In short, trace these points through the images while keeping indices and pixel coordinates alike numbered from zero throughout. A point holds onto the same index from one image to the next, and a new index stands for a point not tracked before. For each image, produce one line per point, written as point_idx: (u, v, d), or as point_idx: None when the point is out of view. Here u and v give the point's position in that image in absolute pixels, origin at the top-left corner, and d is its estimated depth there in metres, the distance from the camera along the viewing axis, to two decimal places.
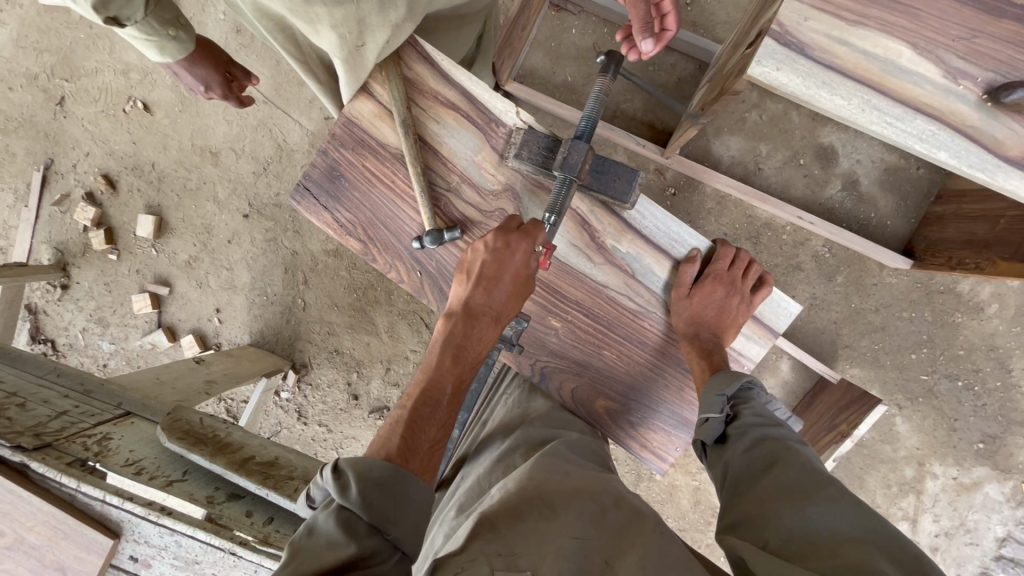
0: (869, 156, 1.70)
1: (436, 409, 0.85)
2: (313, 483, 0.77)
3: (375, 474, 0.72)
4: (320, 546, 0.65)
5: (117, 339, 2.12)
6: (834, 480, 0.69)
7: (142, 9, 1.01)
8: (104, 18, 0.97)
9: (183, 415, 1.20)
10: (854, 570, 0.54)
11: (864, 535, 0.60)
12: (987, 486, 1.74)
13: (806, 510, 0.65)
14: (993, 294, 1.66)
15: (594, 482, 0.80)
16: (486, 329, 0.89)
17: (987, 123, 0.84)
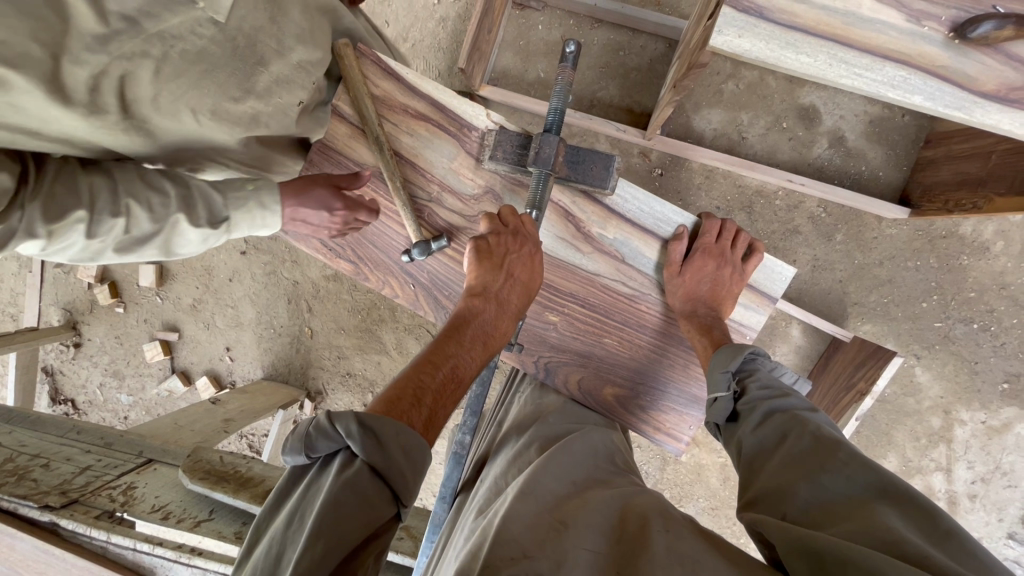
0: (853, 110, 1.69)
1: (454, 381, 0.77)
2: (316, 430, 0.66)
3: (405, 440, 0.66)
4: (345, 512, 0.60)
5: (134, 390, 2.16)
6: (843, 443, 0.68)
7: (215, 194, 0.97)
8: (207, 227, 0.97)
9: (203, 455, 1.22)
10: (869, 536, 0.54)
11: (874, 497, 0.60)
12: (1017, 426, 1.71)
13: (817, 479, 0.64)
14: (997, 232, 1.64)
15: (601, 488, 0.79)
16: (507, 311, 0.86)
17: (956, 60, 0.83)
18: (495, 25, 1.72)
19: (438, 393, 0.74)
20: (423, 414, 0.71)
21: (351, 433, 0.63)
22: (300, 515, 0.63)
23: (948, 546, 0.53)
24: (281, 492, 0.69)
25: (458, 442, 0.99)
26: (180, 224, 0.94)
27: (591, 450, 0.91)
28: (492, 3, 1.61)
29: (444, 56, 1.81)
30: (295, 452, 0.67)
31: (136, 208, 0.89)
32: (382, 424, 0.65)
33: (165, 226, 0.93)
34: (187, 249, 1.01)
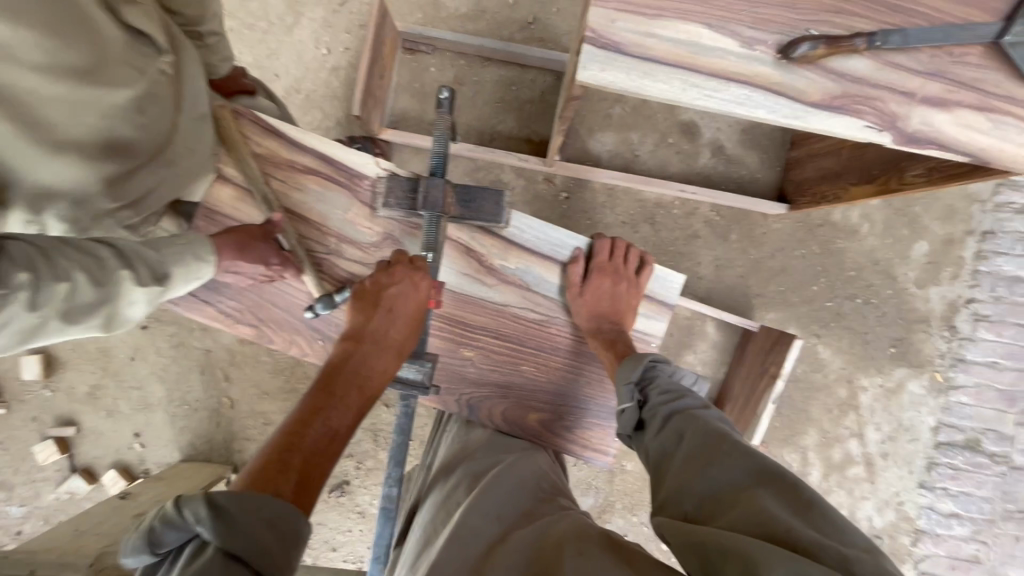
0: (726, 122, 1.86)
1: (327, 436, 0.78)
2: (163, 522, 0.63)
3: (265, 512, 0.65)
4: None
5: (26, 500, 1.90)
6: (730, 435, 0.73)
7: (149, 249, 0.84)
8: (150, 284, 0.83)
9: (108, 562, 1.10)
10: (751, 523, 0.58)
11: (755, 481, 0.65)
12: (909, 385, 1.90)
13: (708, 473, 0.68)
14: (861, 215, 1.85)
15: (524, 522, 0.80)
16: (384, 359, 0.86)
17: (786, 77, 0.95)
18: (387, 71, 1.75)
19: (309, 455, 0.75)
20: (291, 483, 0.71)
21: (200, 518, 0.61)
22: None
23: (812, 514, 0.58)
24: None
25: (385, 497, 0.94)
26: (125, 287, 0.80)
27: (518, 480, 0.90)
28: (380, 51, 1.64)
29: (340, 104, 1.82)
30: (143, 551, 0.63)
31: (79, 274, 0.75)
32: (234, 501, 0.63)
33: (105, 294, 0.78)
34: (132, 318, 0.86)
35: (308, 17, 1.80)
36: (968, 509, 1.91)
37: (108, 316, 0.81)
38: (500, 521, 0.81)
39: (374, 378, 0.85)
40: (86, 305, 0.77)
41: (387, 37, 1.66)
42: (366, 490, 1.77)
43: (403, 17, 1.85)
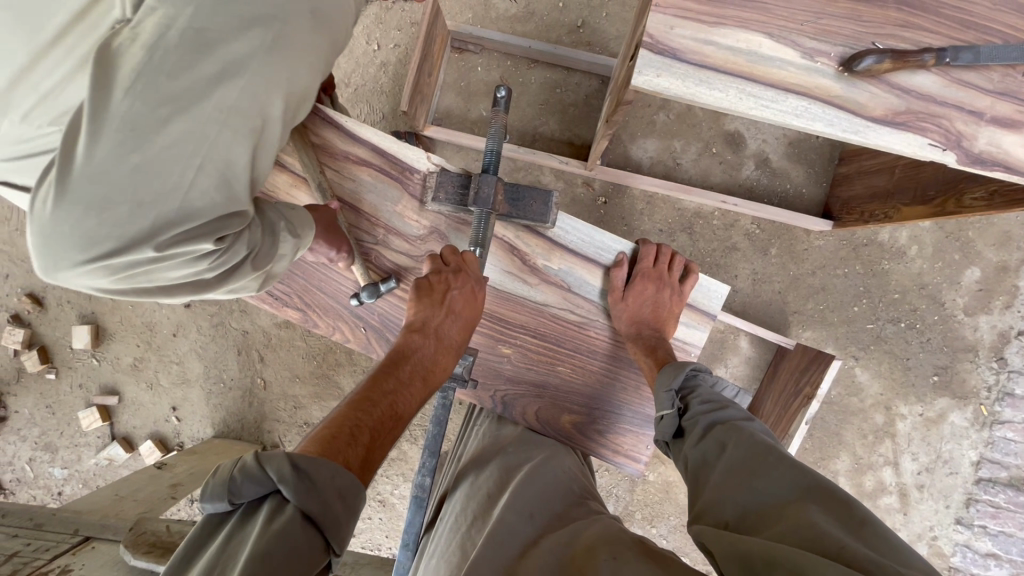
0: (773, 134, 1.82)
1: (387, 415, 0.79)
2: (244, 472, 0.63)
3: (340, 483, 0.66)
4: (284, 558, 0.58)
5: (69, 463, 2.00)
6: (776, 448, 0.72)
7: (290, 212, 0.92)
8: (298, 240, 0.91)
9: (146, 527, 1.16)
10: (800, 536, 0.57)
11: (803, 496, 0.63)
12: (951, 415, 1.83)
13: (754, 485, 0.67)
14: (910, 237, 1.79)
15: (555, 527, 0.81)
16: (441, 349, 0.88)
17: (848, 90, 0.93)
18: (436, 68, 1.78)
19: (375, 432, 0.76)
20: (358, 453, 0.72)
21: (283, 477, 0.62)
22: (226, 565, 0.58)
23: (866, 535, 0.56)
24: (190, 548, 0.63)
25: (418, 485, 0.96)
26: (283, 243, 0.90)
27: (549, 480, 0.91)
28: (430, 48, 1.67)
29: (387, 99, 1.85)
30: (216, 499, 0.63)
31: (255, 232, 0.85)
32: (315, 467, 0.64)
33: (271, 250, 0.89)
34: (278, 274, 0.96)
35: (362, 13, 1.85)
36: (1006, 550, 1.83)
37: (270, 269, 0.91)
38: (533, 520, 0.83)
39: (436, 371, 0.87)
40: (264, 251, 0.88)
41: (438, 35, 1.69)
42: (388, 479, 1.80)
43: (453, 17, 1.87)
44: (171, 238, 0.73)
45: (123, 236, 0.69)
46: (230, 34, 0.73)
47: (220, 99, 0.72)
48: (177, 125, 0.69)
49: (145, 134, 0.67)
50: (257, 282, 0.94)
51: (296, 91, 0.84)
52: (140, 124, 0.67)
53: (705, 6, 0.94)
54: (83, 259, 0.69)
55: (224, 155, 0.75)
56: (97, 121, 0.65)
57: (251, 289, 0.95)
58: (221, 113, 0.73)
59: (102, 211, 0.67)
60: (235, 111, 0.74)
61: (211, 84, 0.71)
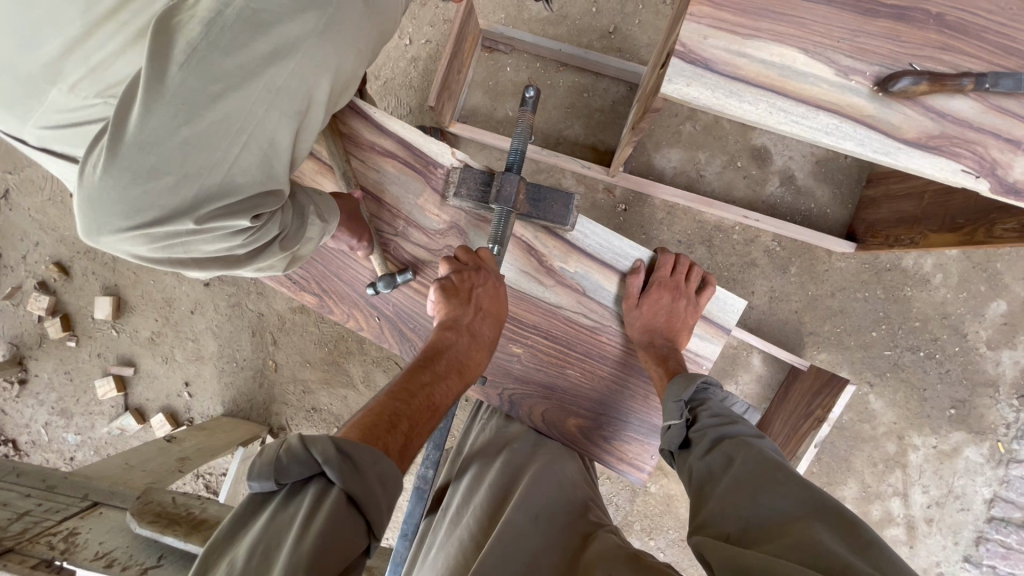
0: (800, 152, 1.80)
1: (425, 407, 0.81)
2: (290, 455, 0.64)
3: (382, 470, 0.67)
4: (332, 539, 0.59)
5: (82, 429, 2.05)
6: (784, 465, 0.71)
7: (320, 199, 0.94)
8: (326, 226, 0.93)
9: (154, 497, 1.17)
10: (801, 551, 0.56)
11: (808, 513, 0.62)
12: (966, 450, 1.79)
13: (759, 500, 0.67)
14: (935, 264, 1.75)
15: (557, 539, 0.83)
16: (474, 346, 0.90)
17: (881, 111, 0.91)
18: (465, 66, 1.80)
19: (412, 423, 0.77)
20: (398, 442, 0.73)
21: (329, 458, 0.64)
22: (272, 549, 0.59)
23: (871, 558, 0.55)
24: (233, 526, 0.64)
25: (421, 476, 0.97)
26: (311, 228, 0.92)
27: (552, 489, 0.91)
28: (462, 46, 1.68)
29: (414, 94, 1.87)
30: (262, 479, 0.64)
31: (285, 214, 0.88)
32: (357, 451, 0.66)
33: (299, 234, 0.91)
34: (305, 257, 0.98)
35: None
36: None
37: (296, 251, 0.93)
38: (537, 526, 0.84)
39: (471, 365, 0.89)
40: (294, 231, 0.90)
41: (469, 33, 1.70)
42: None
43: (485, 16, 1.89)
44: (210, 213, 0.76)
45: (165, 206, 0.72)
46: (287, 14, 0.74)
47: (270, 79, 0.74)
48: (230, 100, 0.71)
49: (198, 108, 0.69)
50: (284, 263, 0.96)
51: (340, 73, 0.86)
52: (194, 98, 0.68)
53: (741, 18, 0.93)
54: (126, 227, 0.72)
55: (268, 134, 0.78)
56: (153, 92, 0.67)
57: (277, 270, 0.97)
58: (271, 92, 0.75)
59: (147, 182, 0.69)
60: (283, 91, 0.77)
61: (264, 62, 0.73)
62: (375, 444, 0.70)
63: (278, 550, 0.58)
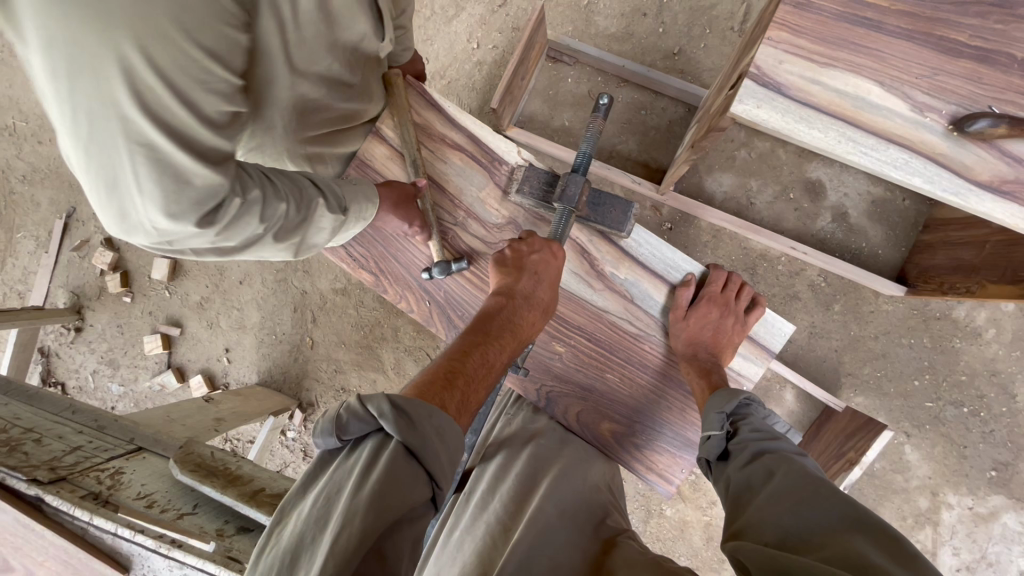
0: (856, 189, 1.77)
1: (479, 369, 0.85)
2: (350, 411, 0.71)
3: (438, 423, 0.72)
4: (389, 484, 0.64)
5: (126, 381, 2.15)
6: (827, 481, 0.71)
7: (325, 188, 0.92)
8: (330, 213, 0.92)
9: (195, 448, 1.23)
10: (845, 562, 0.57)
11: (852, 527, 0.62)
12: (1004, 516, 1.71)
13: (801, 511, 0.67)
14: (989, 319, 1.68)
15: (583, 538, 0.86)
16: (524, 324, 0.92)
17: (955, 150, 0.91)
18: (529, 73, 1.84)
19: (468, 380, 0.83)
20: (454, 401, 0.78)
21: (384, 413, 0.69)
22: (334, 495, 0.66)
23: (917, 567, 0.55)
24: (311, 473, 0.73)
25: None
26: (318, 213, 0.91)
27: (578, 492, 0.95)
28: (529, 54, 1.73)
29: (476, 96, 1.93)
30: (327, 435, 0.72)
31: (281, 205, 0.85)
32: (412, 406, 0.71)
33: (298, 226, 0.89)
34: (311, 246, 0.96)
35: (468, 12, 1.93)
36: None
37: (300, 238, 0.92)
38: (566, 524, 0.87)
39: (524, 326, 0.92)
40: (292, 220, 0.88)
41: (537, 42, 1.75)
42: None
43: (553, 28, 1.94)
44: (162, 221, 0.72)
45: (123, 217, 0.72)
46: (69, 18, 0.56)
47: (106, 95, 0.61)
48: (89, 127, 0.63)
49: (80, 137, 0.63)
50: (291, 250, 0.95)
51: (194, 53, 0.64)
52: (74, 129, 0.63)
53: (819, 46, 0.94)
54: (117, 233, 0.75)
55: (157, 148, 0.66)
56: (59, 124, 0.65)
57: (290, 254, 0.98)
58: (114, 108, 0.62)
59: (98, 200, 0.70)
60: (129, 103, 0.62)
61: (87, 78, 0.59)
62: (431, 401, 0.75)
63: (338, 496, 0.65)
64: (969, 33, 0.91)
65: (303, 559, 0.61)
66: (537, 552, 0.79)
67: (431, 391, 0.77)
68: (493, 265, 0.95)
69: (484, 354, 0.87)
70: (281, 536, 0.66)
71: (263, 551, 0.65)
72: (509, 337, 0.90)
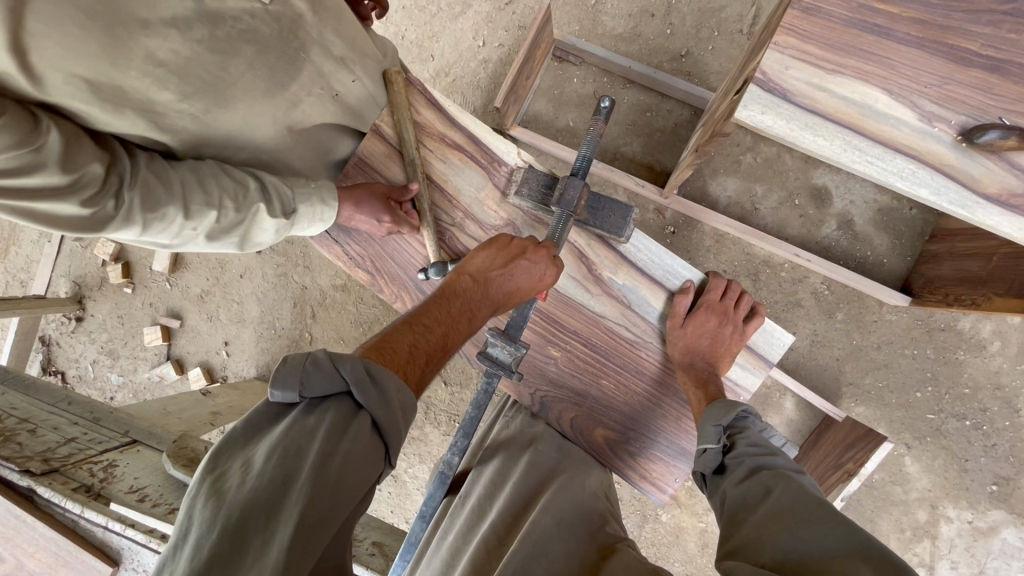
0: (863, 197, 1.74)
1: (444, 343, 0.84)
2: (315, 366, 0.68)
3: (407, 400, 0.72)
4: (355, 455, 0.65)
5: (125, 371, 2.16)
6: (826, 501, 0.69)
7: (283, 187, 0.99)
8: (271, 217, 0.97)
9: (188, 443, 1.24)
10: None
11: (849, 549, 0.61)
12: (1004, 531, 1.69)
13: (797, 532, 0.66)
14: (995, 331, 1.66)
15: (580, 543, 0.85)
16: (494, 304, 0.91)
17: (963, 162, 0.89)
18: (534, 72, 1.82)
19: (431, 355, 0.82)
20: (416, 374, 0.78)
21: (358, 379, 0.69)
22: (291, 453, 0.63)
23: None
24: (247, 427, 0.67)
25: (446, 462, 1.02)
26: (259, 216, 0.97)
27: (575, 499, 0.93)
28: (534, 53, 1.71)
29: (481, 94, 1.92)
30: (287, 388, 0.68)
31: (209, 210, 0.92)
32: (383, 376, 0.71)
33: (233, 227, 0.96)
34: (259, 242, 1.02)
35: (475, 9, 1.91)
36: None
37: (243, 235, 0.99)
38: (563, 531, 0.86)
39: (480, 317, 0.90)
40: (226, 223, 0.95)
41: (543, 41, 1.73)
42: (407, 458, 1.90)
43: (560, 28, 1.92)
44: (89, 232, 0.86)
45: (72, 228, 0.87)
46: None
47: None
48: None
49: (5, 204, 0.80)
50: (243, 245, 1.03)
51: None
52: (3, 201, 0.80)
53: (827, 52, 0.92)
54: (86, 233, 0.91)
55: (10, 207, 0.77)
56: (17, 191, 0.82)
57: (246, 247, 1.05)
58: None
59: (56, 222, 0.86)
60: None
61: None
62: (397, 371, 0.75)
63: (301, 460, 0.62)
64: (981, 42, 0.89)
65: (257, 521, 0.58)
66: (534, 562, 0.79)
67: (395, 359, 0.76)
68: (489, 244, 0.93)
69: (452, 330, 0.86)
70: (224, 492, 0.61)
71: (199, 506, 0.60)
72: (469, 321, 0.88)
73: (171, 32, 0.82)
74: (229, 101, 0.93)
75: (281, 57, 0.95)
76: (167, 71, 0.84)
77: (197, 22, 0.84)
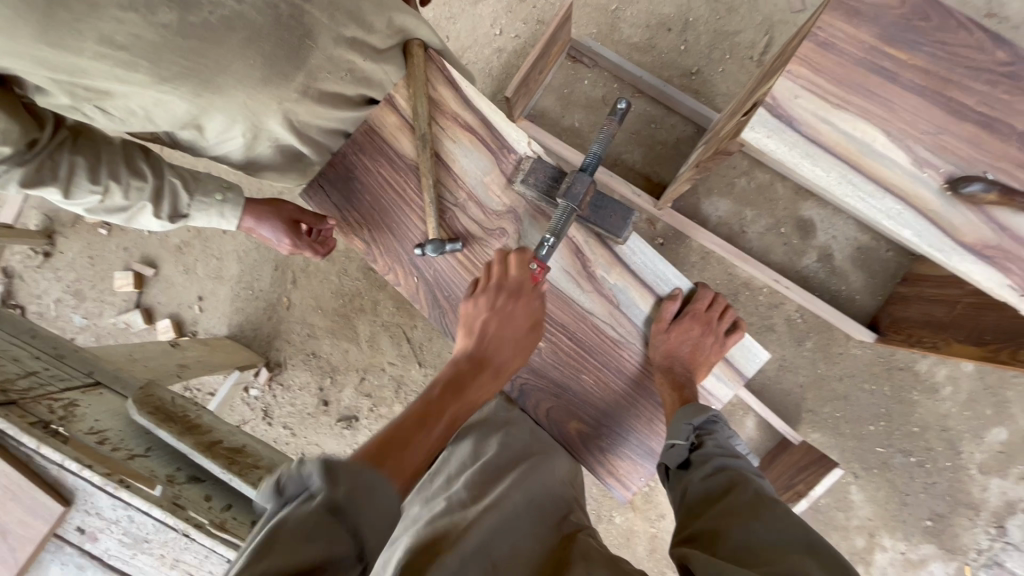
0: (845, 234, 1.81)
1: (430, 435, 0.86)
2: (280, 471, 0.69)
3: (370, 478, 0.70)
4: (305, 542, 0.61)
5: (90, 314, 2.09)
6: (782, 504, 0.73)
7: (185, 192, 1.15)
8: (157, 216, 1.14)
9: (155, 391, 1.18)
10: None
11: (798, 549, 0.64)
12: (932, 565, 1.79)
13: (754, 529, 0.69)
14: (948, 376, 1.74)
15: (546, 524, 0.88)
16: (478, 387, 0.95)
17: (946, 209, 0.94)
18: (547, 68, 1.83)
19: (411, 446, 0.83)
20: (395, 463, 0.78)
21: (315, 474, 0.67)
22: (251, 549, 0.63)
23: None
24: None
25: None
26: (144, 211, 1.12)
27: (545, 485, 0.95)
28: (550, 49, 1.72)
29: (492, 83, 1.92)
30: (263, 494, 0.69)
31: (95, 194, 1.05)
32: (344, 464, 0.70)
33: (116, 211, 1.11)
34: (142, 227, 1.17)
35: None
36: None
37: (123, 217, 1.13)
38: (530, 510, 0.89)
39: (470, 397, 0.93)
40: (109, 203, 1.08)
41: (560, 39, 1.75)
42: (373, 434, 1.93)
43: (578, 29, 1.94)
44: None
45: None
46: None
47: None
48: None
49: None
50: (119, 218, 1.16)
51: None
52: None
53: (837, 87, 0.96)
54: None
55: None
56: None
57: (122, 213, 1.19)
58: None
59: None
60: None
61: None
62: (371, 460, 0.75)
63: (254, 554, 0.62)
64: (977, 99, 0.94)
65: None
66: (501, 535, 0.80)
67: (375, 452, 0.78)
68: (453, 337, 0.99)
69: (431, 421, 0.88)
70: None
71: None
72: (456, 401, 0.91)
73: (130, 15, 0.82)
74: (216, 85, 0.92)
75: (277, 45, 0.91)
76: (129, 53, 0.85)
77: (162, 6, 0.83)
